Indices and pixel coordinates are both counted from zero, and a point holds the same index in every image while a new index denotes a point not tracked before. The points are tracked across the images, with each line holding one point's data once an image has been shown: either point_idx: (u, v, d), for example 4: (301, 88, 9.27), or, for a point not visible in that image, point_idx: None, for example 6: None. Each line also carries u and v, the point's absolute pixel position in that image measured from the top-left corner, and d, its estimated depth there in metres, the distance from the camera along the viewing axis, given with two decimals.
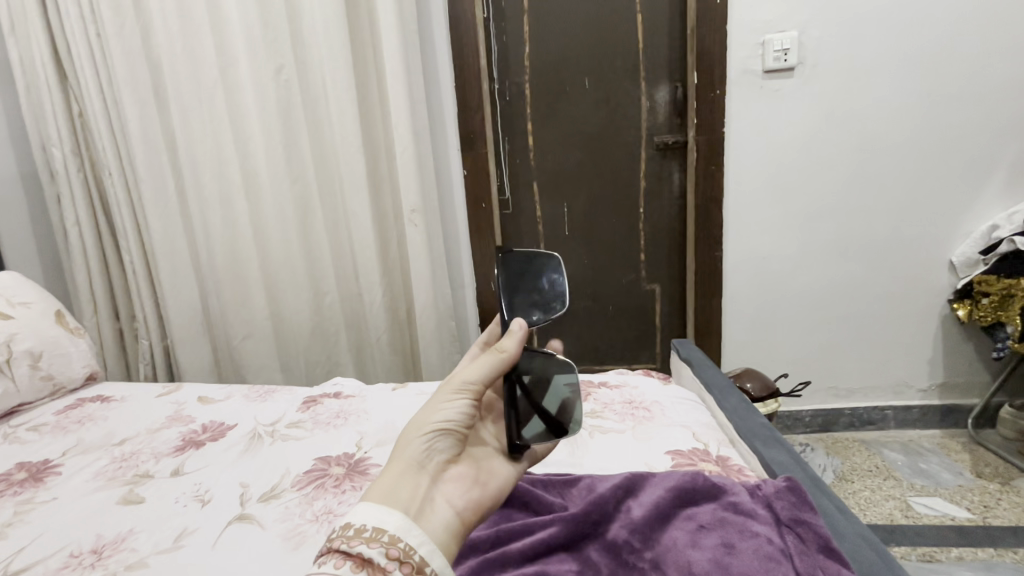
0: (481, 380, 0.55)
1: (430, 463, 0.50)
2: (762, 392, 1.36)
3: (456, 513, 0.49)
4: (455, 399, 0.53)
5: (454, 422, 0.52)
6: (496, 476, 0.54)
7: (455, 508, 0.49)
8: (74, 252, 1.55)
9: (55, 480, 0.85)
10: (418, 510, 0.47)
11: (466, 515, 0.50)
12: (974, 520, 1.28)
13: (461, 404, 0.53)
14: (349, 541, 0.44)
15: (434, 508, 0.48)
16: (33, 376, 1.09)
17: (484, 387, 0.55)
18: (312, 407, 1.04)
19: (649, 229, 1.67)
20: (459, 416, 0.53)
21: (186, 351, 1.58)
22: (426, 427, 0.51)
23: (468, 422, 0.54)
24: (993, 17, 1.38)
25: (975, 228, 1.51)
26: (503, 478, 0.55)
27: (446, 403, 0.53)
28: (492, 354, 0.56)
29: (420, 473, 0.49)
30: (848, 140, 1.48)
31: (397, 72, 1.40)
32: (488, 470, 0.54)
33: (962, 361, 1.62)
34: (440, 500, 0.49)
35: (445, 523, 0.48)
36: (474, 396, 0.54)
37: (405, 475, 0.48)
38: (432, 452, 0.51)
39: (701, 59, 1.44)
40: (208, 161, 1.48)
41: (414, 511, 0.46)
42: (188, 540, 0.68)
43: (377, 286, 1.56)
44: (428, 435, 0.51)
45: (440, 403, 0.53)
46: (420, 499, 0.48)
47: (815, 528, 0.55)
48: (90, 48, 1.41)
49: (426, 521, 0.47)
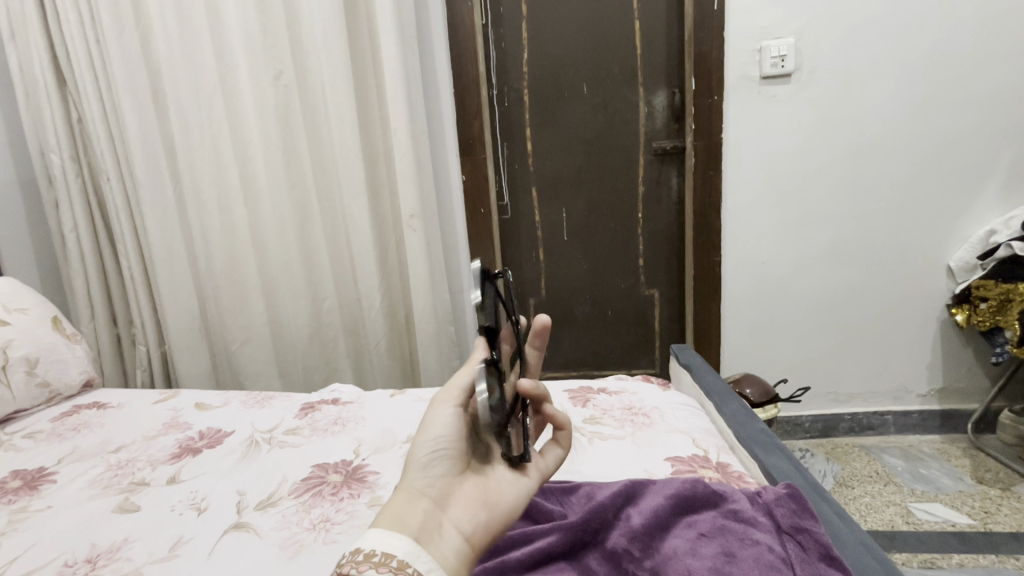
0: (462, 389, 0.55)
1: (432, 488, 0.50)
2: (762, 398, 1.36)
3: (465, 537, 0.48)
4: (442, 413, 0.53)
5: (447, 438, 0.52)
6: (507, 493, 0.52)
7: (464, 532, 0.48)
8: (72, 258, 1.55)
9: (50, 488, 0.84)
10: (425, 535, 0.46)
11: (476, 539, 0.49)
12: (975, 526, 1.27)
13: (448, 416, 0.53)
14: (358, 566, 0.44)
15: (441, 533, 0.47)
16: (29, 383, 1.09)
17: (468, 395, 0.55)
18: (309, 413, 1.03)
19: (648, 235, 1.67)
20: (456, 433, 0.53)
21: (183, 358, 1.58)
22: (420, 449, 0.52)
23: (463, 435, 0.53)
24: (988, 24, 1.39)
25: (972, 233, 1.51)
26: (516, 493, 0.52)
27: (438, 421, 0.53)
28: (466, 365, 0.59)
29: (424, 498, 0.49)
30: (846, 146, 1.49)
31: (396, 78, 1.41)
32: (498, 488, 0.52)
33: (961, 366, 1.62)
34: (445, 521, 0.48)
35: (453, 548, 0.47)
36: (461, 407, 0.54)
37: (410, 501, 0.49)
38: (435, 475, 0.51)
39: (699, 65, 1.45)
40: (206, 167, 1.48)
41: (420, 536, 0.46)
42: (183, 549, 0.68)
43: (376, 292, 1.55)
44: (427, 457, 0.52)
45: (428, 421, 0.54)
46: (427, 524, 0.47)
47: (816, 536, 0.55)
48: (89, 54, 1.41)
49: (433, 547, 0.46)
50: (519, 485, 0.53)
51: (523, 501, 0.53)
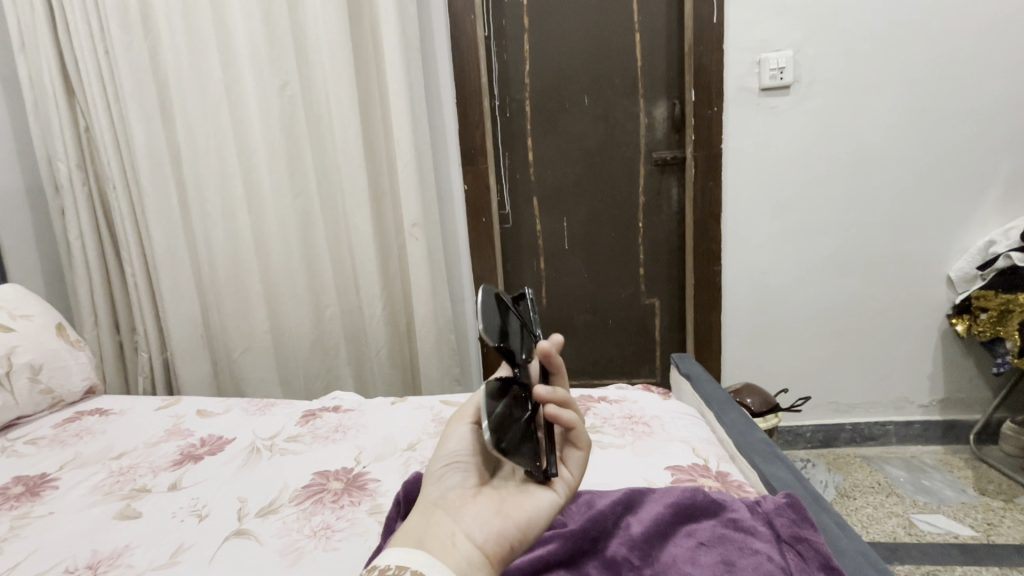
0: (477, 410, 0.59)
1: (445, 500, 0.51)
2: (762, 407, 1.36)
3: (478, 544, 0.47)
4: (457, 431, 0.56)
5: (461, 453, 0.54)
6: (525, 504, 0.51)
7: (476, 539, 0.47)
8: (76, 265, 1.56)
9: (52, 494, 0.84)
10: (437, 545, 0.46)
11: (490, 545, 0.47)
12: (978, 538, 1.26)
13: (462, 433, 0.56)
14: None
15: (453, 541, 0.47)
16: (33, 389, 1.09)
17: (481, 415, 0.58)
18: (311, 420, 1.04)
19: (648, 244, 1.68)
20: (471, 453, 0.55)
21: (185, 365, 1.58)
22: (437, 465, 0.54)
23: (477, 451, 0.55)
24: (983, 37, 1.41)
25: (972, 244, 1.52)
26: (536, 504, 0.51)
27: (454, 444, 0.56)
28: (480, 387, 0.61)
29: (437, 509, 0.50)
30: (845, 156, 1.50)
31: (400, 89, 1.43)
32: (516, 499, 0.51)
33: (962, 377, 1.62)
34: (457, 528, 0.48)
35: (463, 554, 0.46)
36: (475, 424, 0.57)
37: (424, 515, 0.50)
38: (448, 489, 0.52)
39: (699, 77, 1.47)
40: (211, 175, 1.49)
41: (431, 545, 0.46)
42: (184, 555, 0.68)
43: (377, 300, 1.56)
44: (441, 472, 0.53)
45: (444, 441, 0.56)
46: (439, 534, 0.47)
47: (815, 546, 0.55)
48: (98, 63, 1.43)
49: (443, 553, 0.45)
50: (539, 496, 0.52)
51: (543, 511, 0.51)
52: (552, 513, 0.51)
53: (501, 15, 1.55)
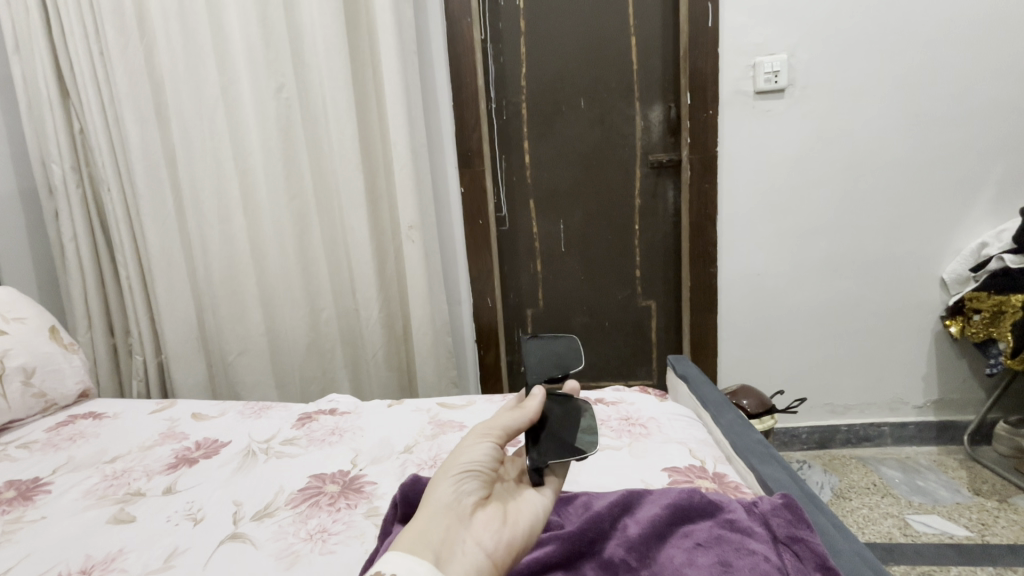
0: (504, 428, 0.55)
1: (460, 504, 0.49)
2: (758, 409, 1.37)
3: (488, 554, 0.46)
4: (481, 443, 0.54)
5: (481, 464, 0.52)
6: (524, 514, 0.51)
7: (486, 549, 0.46)
8: (71, 268, 1.55)
9: (44, 498, 0.83)
10: (452, 556, 0.45)
11: (498, 557, 0.47)
12: (972, 538, 1.27)
13: (486, 447, 0.53)
14: None
15: (465, 549, 0.45)
16: (25, 393, 1.09)
17: (505, 436, 0.55)
18: (307, 423, 1.03)
19: (644, 246, 1.68)
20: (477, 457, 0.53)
21: (180, 369, 1.57)
22: (456, 468, 0.51)
23: (493, 464, 0.53)
24: (975, 41, 1.43)
25: (965, 245, 1.53)
26: (535, 522, 0.51)
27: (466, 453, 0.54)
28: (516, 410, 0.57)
29: (451, 513, 0.47)
30: (839, 160, 1.51)
31: (396, 92, 1.43)
32: (516, 509, 0.51)
33: (956, 377, 1.63)
34: (470, 541, 0.46)
35: (476, 565, 0.45)
36: (497, 440, 0.55)
37: (436, 516, 0.47)
38: (464, 493, 0.50)
39: (694, 81, 1.48)
40: (206, 178, 1.49)
41: (446, 557, 0.44)
42: (178, 560, 0.67)
43: (373, 303, 1.56)
44: (460, 475, 0.51)
45: (467, 446, 0.53)
46: (453, 544, 0.45)
47: (812, 546, 0.55)
48: (93, 66, 1.43)
49: (456, 565, 0.44)
50: (535, 503, 0.53)
51: (540, 531, 0.52)
52: (546, 521, 0.53)
53: (498, 18, 1.56)
